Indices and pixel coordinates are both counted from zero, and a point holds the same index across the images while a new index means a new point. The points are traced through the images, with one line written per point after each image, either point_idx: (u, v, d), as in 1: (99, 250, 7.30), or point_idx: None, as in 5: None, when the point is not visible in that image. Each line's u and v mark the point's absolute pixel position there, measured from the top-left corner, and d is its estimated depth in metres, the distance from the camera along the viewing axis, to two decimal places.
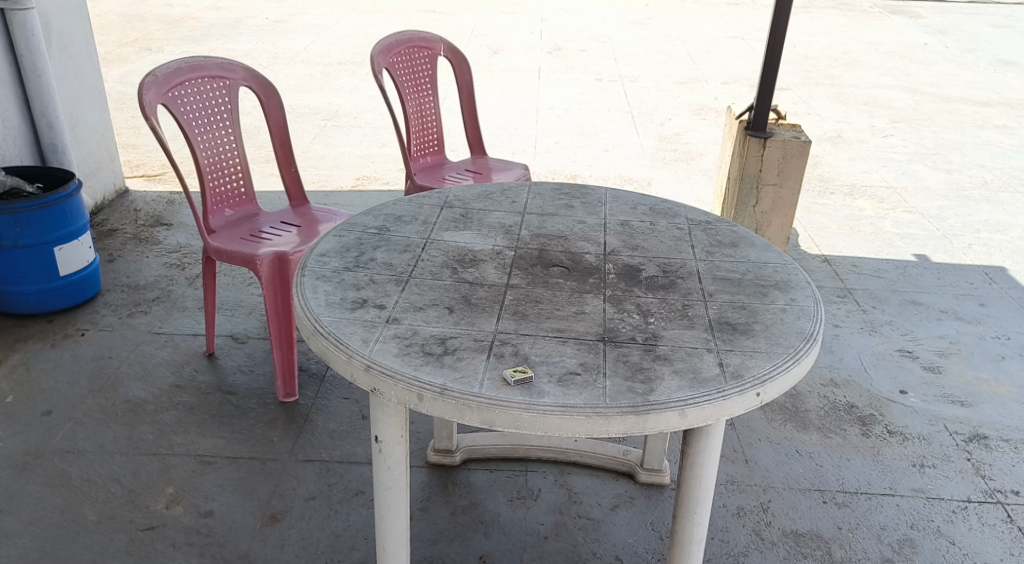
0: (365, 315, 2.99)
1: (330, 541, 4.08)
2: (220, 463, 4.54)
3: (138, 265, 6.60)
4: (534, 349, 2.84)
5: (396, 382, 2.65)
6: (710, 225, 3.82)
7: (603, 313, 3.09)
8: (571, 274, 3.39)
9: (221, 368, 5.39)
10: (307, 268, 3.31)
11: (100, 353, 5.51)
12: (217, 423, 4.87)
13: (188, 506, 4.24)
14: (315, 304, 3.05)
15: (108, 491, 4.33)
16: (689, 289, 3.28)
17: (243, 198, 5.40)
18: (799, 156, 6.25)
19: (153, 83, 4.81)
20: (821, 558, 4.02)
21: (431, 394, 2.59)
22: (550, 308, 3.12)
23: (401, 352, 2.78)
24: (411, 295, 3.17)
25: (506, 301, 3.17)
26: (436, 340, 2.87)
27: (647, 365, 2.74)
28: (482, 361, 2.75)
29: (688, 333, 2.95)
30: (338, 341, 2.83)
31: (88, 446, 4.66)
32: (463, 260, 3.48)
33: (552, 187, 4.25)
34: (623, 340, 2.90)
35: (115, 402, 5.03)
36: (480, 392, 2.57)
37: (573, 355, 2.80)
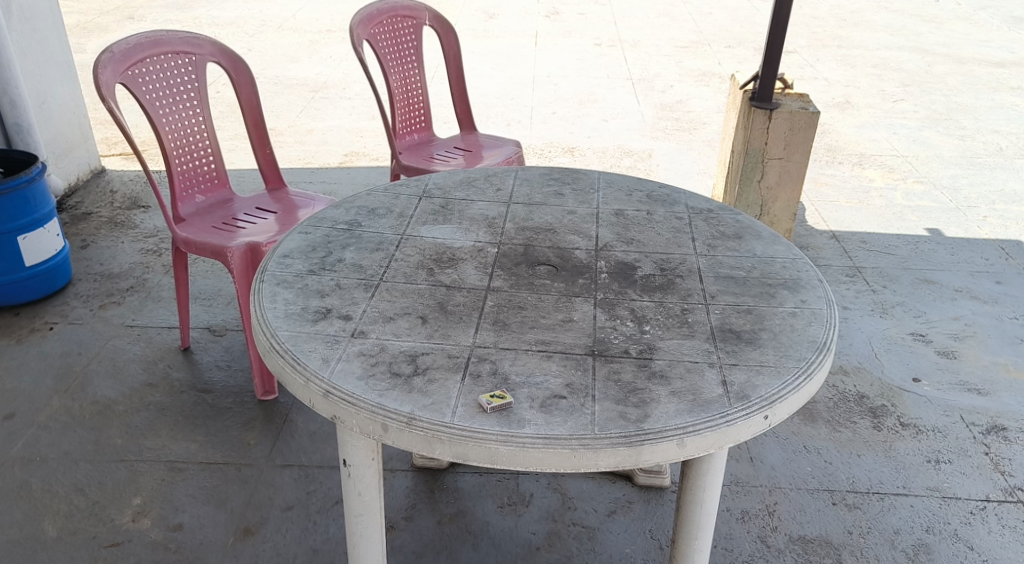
0: (329, 329, 2.69)
1: (307, 556, 3.84)
2: (192, 470, 4.30)
3: (112, 251, 6.28)
4: (515, 366, 2.54)
5: (358, 411, 2.36)
6: (712, 214, 3.50)
7: (593, 321, 2.78)
8: (558, 274, 3.08)
9: (197, 363, 5.11)
10: (267, 272, 3.00)
11: (68, 349, 5.23)
12: (190, 425, 4.61)
13: (155, 519, 4.01)
14: (273, 317, 2.75)
15: (71, 503, 4.10)
16: (689, 290, 2.96)
17: (216, 182, 5.05)
18: (807, 128, 5.88)
19: (110, 60, 4.41)
20: None
21: (397, 424, 2.30)
22: (534, 315, 2.82)
23: (365, 373, 2.48)
24: (382, 303, 2.86)
25: (485, 307, 2.86)
26: (405, 357, 2.57)
27: (642, 385, 2.43)
28: (455, 382, 2.45)
29: (687, 344, 2.64)
30: (296, 362, 2.53)
31: (52, 453, 4.42)
32: (441, 260, 3.16)
33: (540, 172, 3.93)
34: (615, 354, 2.59)
35: (83, 403, 4.77)
36: (452, 422, 2.28)
37: (558, 373, 2.49)
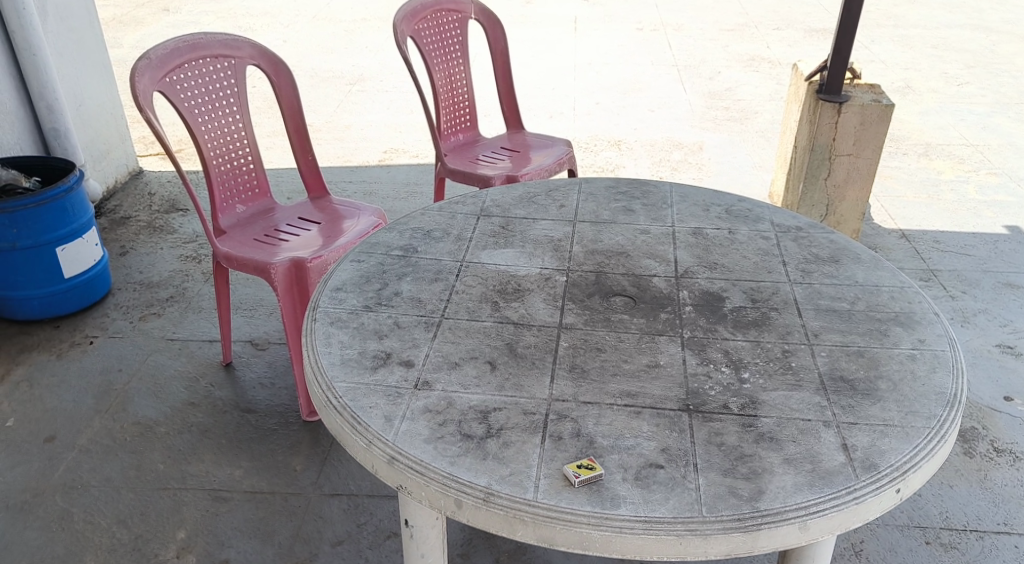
0: (389, 379, 2.43)
1: None
2: (237, 499, 4.07)
3: (151, 258, 5.98)
4: (600, 424, 2.26)
5: (427, 483, 2.11)
6: (802, 232, 3.18)
7: (683, 367, 2.49)
8: (637, 307, 2.77)
9: (239, 380, 4.82)
10: (318, 310, 2.74)
11: (109, 365, 4.95)
12: (234, 449, 4.37)
13: (200, 555, 3.79)
14: (328, 364, 2.49)
15: (114, 536, 3.89)
16: (787, 327, 2.66)
17: (257, 191, 4.78)
18: (879, 122, 5.32)
19: (147, 67, 4.16)
20: None
21: (472, 501, 2.05)
22: (616, 359, 2.53)
23: (433, 435, 2.22)
24: (445, 345, 2.59)
25: (561, 349, 2.57)
26: (475, 413, 2.30)
27: (749, 451, 2.17)
28: (534, 446, 2.19)
29: (794, 398, 2.36)
30: (356, 421, 2.28)
31: (93, 479, 4.18)
32: (506, 291, 2.87)
33: (607, 184, 3.62)
34: (713, 411, 2.32)
35: (124, 425, 4.51)
36: (537, 499, 2.03)
37: (651, 435, 2.23)
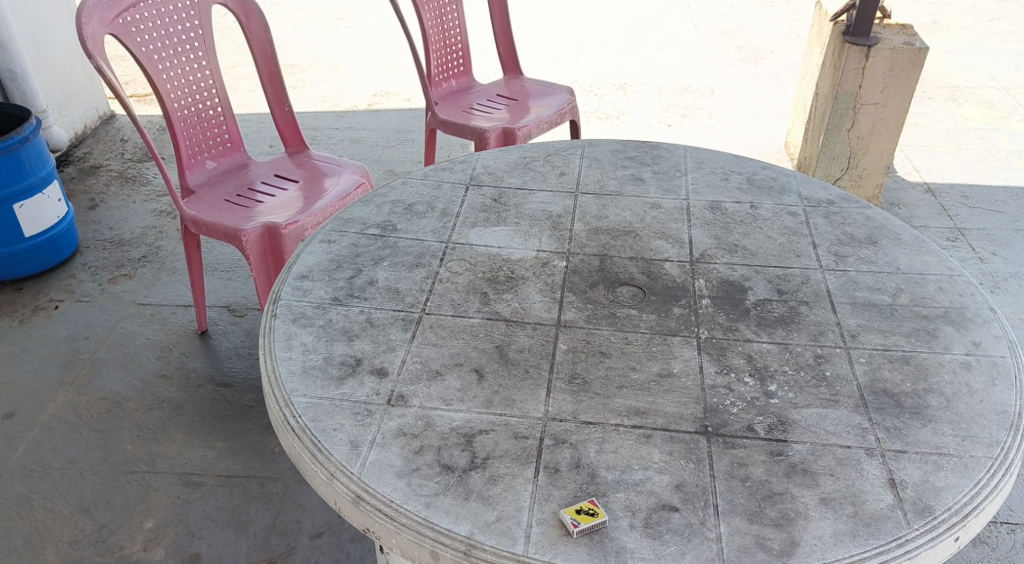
0: (357, 393, 2.10)
1: None
2: (211, 485, 3.59)
3: (122, 213, 5.48)
4: (603, 452, 1.95)
5: (399, 531, 1.80)
6: (834, 207, 2.80)
7: (699, 377, 2.15)
8: (646, 300, 2.41)
9: (215, 350, 4.30)
10: (280, 303, 2.41)
11: (74, 333, 4.41)
12: (206, 428, 3.85)
13: (169, 548, 3.33)
14: (288, 373, 2.17)
15: (75, 526, 3.41)
16: (819, 326, 2.30)
17: (228, 145, 4.35)
18: (910, 68, 4.82)
19: (96, 7, 3.71)
20: None
21: (451, 554, 1.76)
22: (622, 367, 2.19)
23: (407, 468, 1.91)
24: (425, 349, 2.25)
25: (557, 355, 2.23)
26: (458, 437, 1.98)
27: (779, 489, 1.86)
28: (526, 482, 1.88)
29: (830, 418, 2.03)
30: (317, 448, 1.96)
31: (55, 461, 3.68)
32: (497, 280, 2.52)
33: (613, 147, 3.22)
34: (735, 434, 1.99)
35: (89, 399, 3.99)
36: (529, 555, 1.74)
37: (662, 468, 1.91)
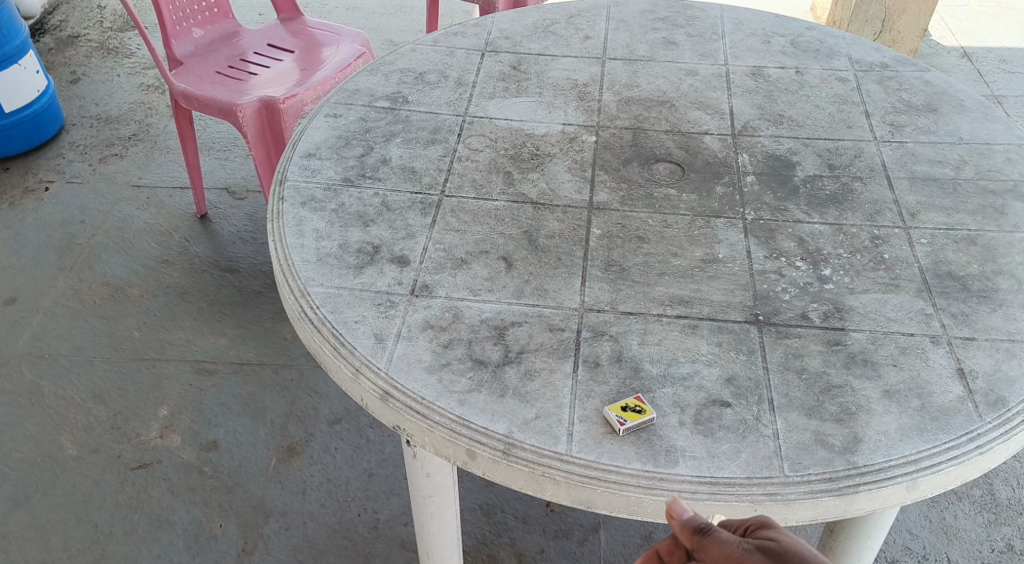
0: (378, 283, 1.95)
1: (362, 485, 3.08)
2: (224, 372, 3.46)
3: (108, 87, 5.19)
4: (646, 345, 1.81)
5: (433, 429, 1.68)
6: (888, 71, 2.56)
7: (748, 263, 1.98)
8: (686, 179, 2.22)
9: (218, 234, 4.12)
10: (287, 185, 2.22)
11: (68, 216, 4.21)
12: (216, 315, 3.71)
13: (186, 436, 3.22)
14: (302, 262, 2.00)
15: (89, 413, 3.29)
16: (876, 204, 2.11)
17: (215, 11, 4.01)
18: None
19: None
20: (982, 502, 2.96)
21: (489, 455, 1.64)
22: (662, 253, 2.01)
23: (437, 363, 1.77)
24: (448, 235, 2.07)
25: (592, 241, 2.05)
26: (489, 330, 1.84)
27: (838, 381, 1.73)
28: (566, 377, 1.74)
29: (891, 303, 1.87)
30: (340, 342, 1.81)
31: (62, 348, 3.54)
32: (521, 157, 2.31)
33: (641, 7, 2.94)
34: (789, 323, 1.84)
35: (91, 285, 3.83)
36: (573, 453, 1.62)
37: (711, 361, 1.77)
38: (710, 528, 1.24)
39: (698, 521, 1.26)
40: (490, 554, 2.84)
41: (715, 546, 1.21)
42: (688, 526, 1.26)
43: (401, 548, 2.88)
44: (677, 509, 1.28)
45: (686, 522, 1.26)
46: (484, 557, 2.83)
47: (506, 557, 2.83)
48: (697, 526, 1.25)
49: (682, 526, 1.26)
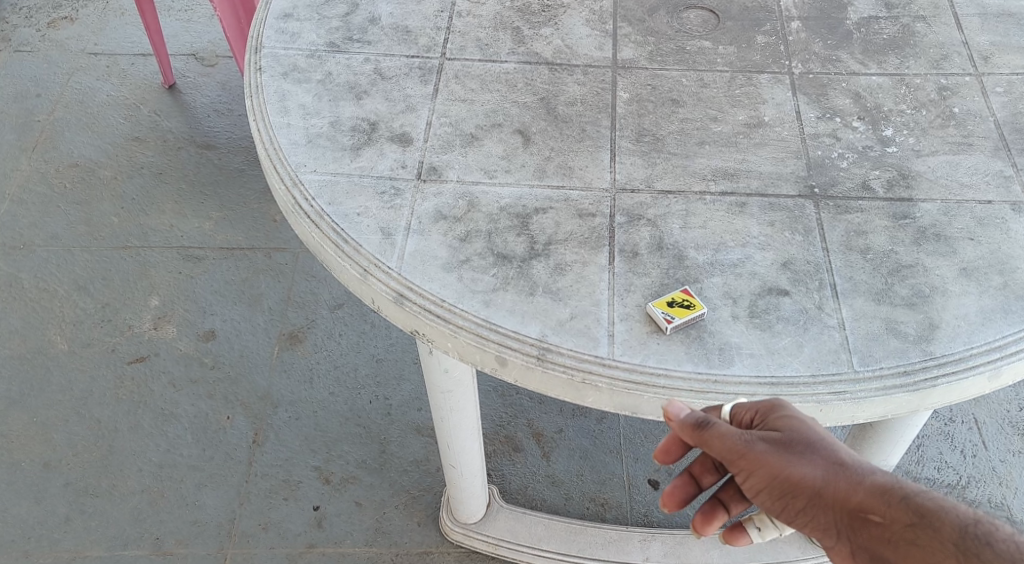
0: (379, 167, 1.70)
1: (370, 370, 2.92)
2: (213, 257, 3.25)
3: None
4: (689, 229, 1.59)
5: (457, 334, 1.49)
6: None
7: (798, 125, 1.75)
8: (722, 28, 1.96)
9: (189, 106, 3.80)
10: (264, 52, 1.93)
11: (23, 91, 3.85)
12: (198, 196, 3.45)
13: (181, 326, 3.04)
14: (291, 145, 1.74)
15: (76, 305, 3.10)
16: (942, 48, 1.87)
17: None
18: None
19: None
20: None
21: (522, 361, 1.45)
22: (700, 118, 1.77)
23: (456, 260, 1.56)
24: (454, 107, 1.81)
25: (619, 108, 1.80)
26: (511, 220, 1.62)
27: (908, 260, 1.53)
28: (601, 271, 1.54)
29: (964, 167, 1.66)
30: (343, 239, 1.59)
31: (37, 238, 3.30)
32: (531, 10, 2.02)
33: None
34: (850, 195, 1.63)
35: (59, 167, 3.54)
36: (616, 357, 1.43)
37: (764, 245, 1.56)
38: (711, 419, 1.14)
39: (697, 415, 1.15)
40: (508, 436, 2.73)
41: (717, 439, 1.11)
42: (688, 421, 1.15)
43: (416, 434, 2.77)
44: (676, 411, 1.17)
45: (685, 418, 1.15)
46: (502, 439, 2.73)
47: (525, 438, 2.73)
48: (697, 420, 1.15)
49: (682, 423, 1.15)
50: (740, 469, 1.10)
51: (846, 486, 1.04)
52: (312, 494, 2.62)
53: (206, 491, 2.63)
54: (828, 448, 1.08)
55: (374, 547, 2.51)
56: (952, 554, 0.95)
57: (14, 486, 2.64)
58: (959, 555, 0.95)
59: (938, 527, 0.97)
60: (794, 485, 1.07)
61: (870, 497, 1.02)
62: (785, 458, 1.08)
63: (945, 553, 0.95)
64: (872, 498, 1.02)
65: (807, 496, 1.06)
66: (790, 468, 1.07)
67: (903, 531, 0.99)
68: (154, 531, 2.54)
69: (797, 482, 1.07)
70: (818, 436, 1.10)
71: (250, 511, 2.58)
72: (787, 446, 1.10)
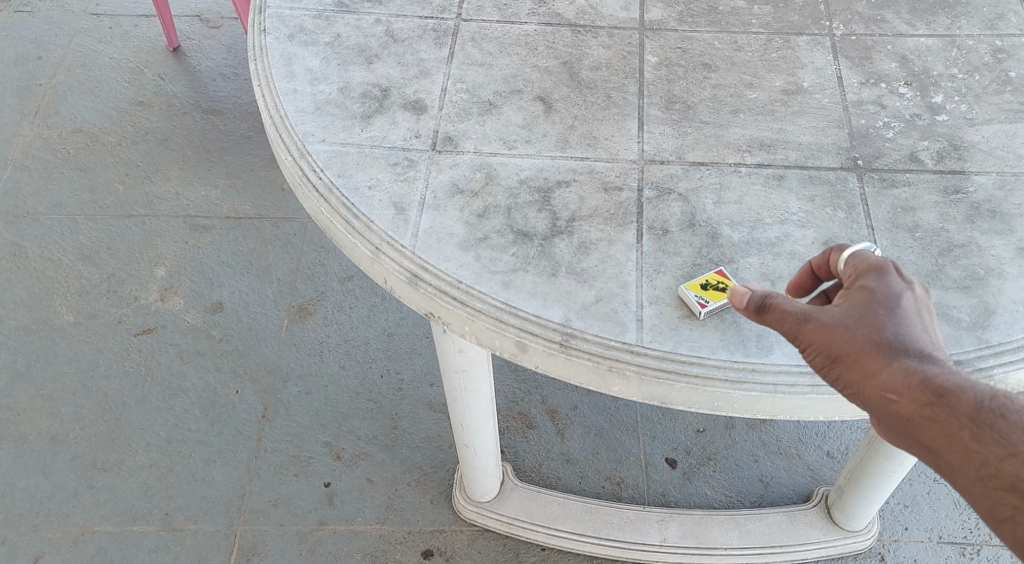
0: (391, 137, 1.60)
1: (381, 343, 2.84)
2: (220, 226, 3.16)
3: None
4: (723, 205, 1.48)
5: (474, 318, 1.39)
6: None
7: (840, 91, 1.63)
8: None
9: (195, 69, 3.68)
10: (268, 13, 1.83)
11: (24, 53, 3.74)
12: (204, 163, 3.35)
13: (189, 298, 2.95)
14: (297, 113, 1.64)
15: (81, 275, 3.02)
16: (995, 7, 1.77)
17: None
18: None
19: None
20: None
21: (544, 347, 1.35)
22: (734, 84, 1.65)
23: (473, 238, 1.46)
24: (471, 72, 1.70)
25: (647, 73, 1.68)
26: (531, 194, 1.51)
27: (961, 239, 1.42)
28: (628, 250, 1.44)
29: (1020, 137, 1.54)
30: (353, 214, 1.49)
31: (41, 206, 3.21)
32: None
33: None
34: (896, 167, 1.51)
35: (62, 133, 3.44)
36: (645, 344, 1.33)
37: (803, 222, 1.45)
38: (772, 297, 1.16)
39: (760, 294, 1.18)
40: (522, 413, 2.65)
41: (773, 315, 1.14)
42: (752, 301, 1.19)
43: (428, 410, 2.68)
44: (745, 294, 1.20)
45: (749, 299, 1.19)
46: (516, 416, 2.64)
47: (539, 416, 2.64)
48: (760, 298, 1.18)
49: (747, 302, 1.19)
50: (793, 342, 1.13)
51: (878, 362, 1.05)
52: (322, 470, 2.55)
53: (215, 467, 2.56)
54: (872, 323, 1.08)
55: (386, 525, 2.44)
56: (965, 427, 0.96)
57: (21, 460, 2.58)
58: (972, 429, 0.95)
59: (954, 404, 0.97)
60: (834, 357, 1.08)
61: (897, 372, 1.03)
62: (826, 332, 1.10)
63: (960, 428, 0.96)
64: (898, 374, 1.02)
65: (845, 369, 1.07)
66: (833, 342, 1.09)
67: (921, 407, 0.99)
68: (163, 506, 2.48)
69: (839, 354, 1.08)
70: (867, 309, 1.10)
71: (259, 487, 2.51)
72: (832, 321, 1.10)
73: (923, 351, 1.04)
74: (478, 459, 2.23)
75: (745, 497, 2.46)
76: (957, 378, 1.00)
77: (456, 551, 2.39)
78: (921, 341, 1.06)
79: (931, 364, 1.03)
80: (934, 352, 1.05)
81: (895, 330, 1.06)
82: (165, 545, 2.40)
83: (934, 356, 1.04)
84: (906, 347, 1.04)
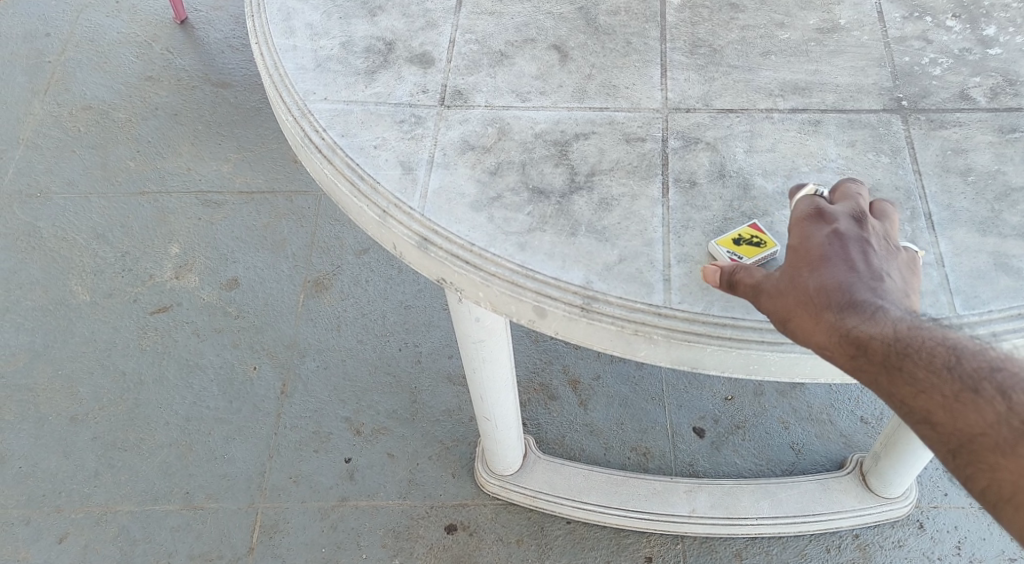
0: (397, 93, 1.50)
1: (399, 316, 2.76)
2: (233, 201, 3.08)
3: None
4: (754, 153, 1.37)
5: (489, 283, 1.29)
6: None
7: (880, 29, 1.50)
8: None
9: (204, 41, 3.59)
10: None
11: (32, 31, 3.67)
12: (215, 137, 3.27)
13: (203, 274, 2.89)
14: (298, 71, 1.54)
15: (96, 254, 2.96)
16: None
17: None
18: None
19: None
20: None
21: (566, 312, 1.25)
22: (764, 24, 1.53)
23: (485, 197, 1.36)
24: (481, 21, 1.59)
25: (669, 16, 1.57)
26: (547, 148, 1.41)
27: (1019, 182, 1.30)
28: (653, 205, 1.33)
29: None
30: (358, 175, 1.39)
31: (54, 185, 3.15)
32: None
33: None
34: (945, 108, 1.39)
35: (72, 111, 3.37)
36: (673, 306, 1.23)
37: (843, 169, 1.34)
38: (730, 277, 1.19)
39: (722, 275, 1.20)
40: (544, 384, 2.55)
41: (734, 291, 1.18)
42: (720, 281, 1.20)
43: (448, 383, 2.60)
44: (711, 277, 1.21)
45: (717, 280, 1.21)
46: (537, 387, 2.55)
47: (562, 386, 2.54)
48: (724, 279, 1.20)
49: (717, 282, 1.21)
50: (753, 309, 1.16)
51: (808, 324, 1.07)
52: (343, 446, 2.48)
53: (235, 444, 2.50)
54: (799, 286, 1.09)
55: (408, 500, 2.37)
56: (881, 377, 1.00)
57: (41, 440, 2.53)
58: (886, 376, 1.00)
59: (869, 358, 1.01)
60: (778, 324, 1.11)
61: (822, 334, 1.05)
62: (768, 301, 1.12)
63: (878, 377, 1.00)
64: (822, 336, 1.05)
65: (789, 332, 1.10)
66: (774, 309, 1.11)
67: (846, 363, 1.03)
68: (183, 485, 2.43)
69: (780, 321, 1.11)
70: (795, 268, 1.11)
71: (280, 464, 2.45)
72: (769, 287, 1.13)
73: (845, 299, 1.05)
74: (500, 432, 2.14)
75: (776, 466, 2.36)
76: (872, 323, 1.02)
77: (481, 526, 2.31)
78: (844, 287, 1.06)
79: (853, 314, 1.04)
80: (857, 295, 1.05)
81: (820, 286, 1.08)
82: (187, 524, 2.35)
83: (856, 301, 1.05)
84: (829, 302, 1.06)
